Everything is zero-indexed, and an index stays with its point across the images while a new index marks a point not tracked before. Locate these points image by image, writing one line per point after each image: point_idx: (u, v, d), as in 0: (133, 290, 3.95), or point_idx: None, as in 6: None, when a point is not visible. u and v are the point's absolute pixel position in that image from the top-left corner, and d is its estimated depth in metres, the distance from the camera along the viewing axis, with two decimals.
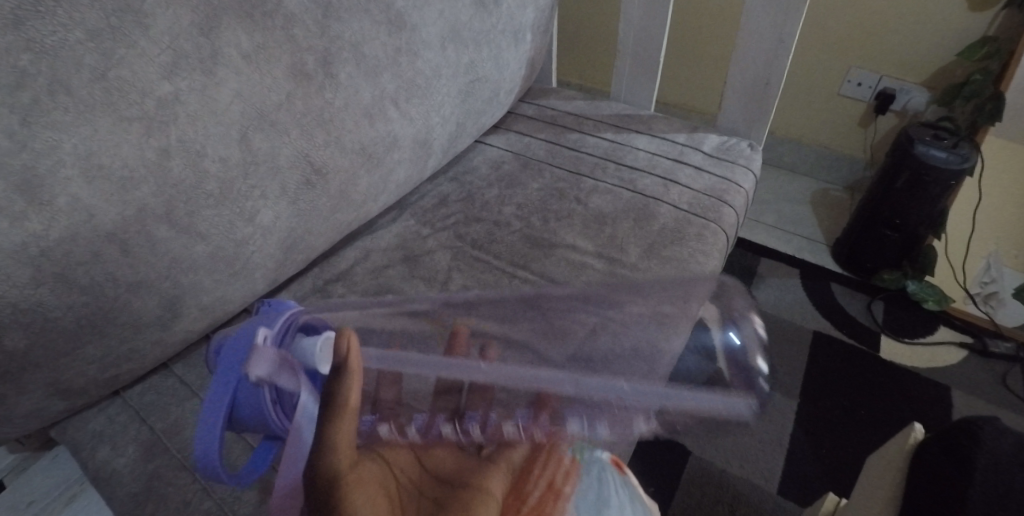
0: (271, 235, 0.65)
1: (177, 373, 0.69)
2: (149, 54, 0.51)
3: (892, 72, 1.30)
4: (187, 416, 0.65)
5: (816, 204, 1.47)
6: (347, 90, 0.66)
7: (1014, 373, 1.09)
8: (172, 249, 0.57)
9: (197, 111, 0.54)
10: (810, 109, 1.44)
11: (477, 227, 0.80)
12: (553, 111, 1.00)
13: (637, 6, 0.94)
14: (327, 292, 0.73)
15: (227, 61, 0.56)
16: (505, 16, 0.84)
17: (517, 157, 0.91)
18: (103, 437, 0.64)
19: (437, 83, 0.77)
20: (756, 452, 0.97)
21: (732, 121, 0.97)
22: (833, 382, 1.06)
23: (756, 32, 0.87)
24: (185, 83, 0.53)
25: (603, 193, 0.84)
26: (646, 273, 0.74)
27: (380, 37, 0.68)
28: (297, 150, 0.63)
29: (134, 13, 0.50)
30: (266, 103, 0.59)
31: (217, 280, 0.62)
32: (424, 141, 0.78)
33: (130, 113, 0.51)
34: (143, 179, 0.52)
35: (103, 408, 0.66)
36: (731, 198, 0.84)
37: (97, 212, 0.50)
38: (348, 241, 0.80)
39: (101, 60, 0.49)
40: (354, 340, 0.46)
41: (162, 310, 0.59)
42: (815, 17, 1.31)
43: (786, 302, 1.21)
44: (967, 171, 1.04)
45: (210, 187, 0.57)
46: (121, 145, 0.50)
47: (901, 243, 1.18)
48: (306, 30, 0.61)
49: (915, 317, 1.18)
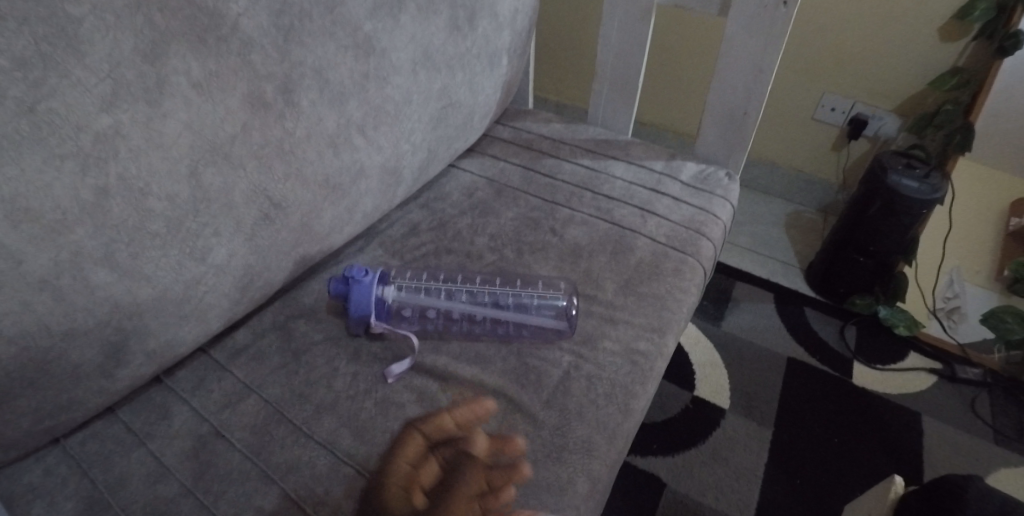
0: (225, 274, 0.60)
1: (123, 419, 0.61)
2: (85, 84, 0.47)
3: (865, 98, 1.31)
4: (132, 468, 0.57)
5: (788, 226, 1.48)
6: (310, 119, 0.62)
7: (981, 398, 1.11)
8: (113, 293, 0.52)
9: (140, 145, 0.50)
10: (785, 132, 1.45)
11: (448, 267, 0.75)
12: (529, 134, 0.98)
13: (615, 29, 0.92)
14: (289, 329, 0.69)
15: (175, 91, 0.52)
16: (480, 39, 0.81)
17: (491, 184, 0.89)
18: (39, 491, 0.56)
19: (408, 109, 0.73)
20: (733, 483, 0.96)
21: (710, 148, 0.96)
22: (808, 409, 1.06)
23: (735, 60, 0.85)
24: (127, 115, 0.49)
25: (579, 224, 0.82)
26: (622, 310, 0.71)
27: (346, 62, 0.64)
28: (255, 184, 0.59)
29: (68, 39, 0.46)
30: (219, 134, 0.55)
31: (166, 323, 0.57)
32: (393, 169, 0.75)
33: (63, 149, 0.46)
34: (78, 219, 0.48)
35: (39, 458, 0.58)
36: (709, 230, 0.82)
37: (26, 257, 0.45)
38: (312, 273, 0.76)
39: (28, 91, 0.44)
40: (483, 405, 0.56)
41: (103, 359, 0.54)
42: (793, 42, 1.31)
43: (760, 327, 1.21)
44: (937, 201, 1.05)
45: (155, 227, 0.53)
46: (52, 186, 0.46)
47: (873, 269, 1.19)
48: (264, 56, 0.57)
49: (887, 343, 1.19)
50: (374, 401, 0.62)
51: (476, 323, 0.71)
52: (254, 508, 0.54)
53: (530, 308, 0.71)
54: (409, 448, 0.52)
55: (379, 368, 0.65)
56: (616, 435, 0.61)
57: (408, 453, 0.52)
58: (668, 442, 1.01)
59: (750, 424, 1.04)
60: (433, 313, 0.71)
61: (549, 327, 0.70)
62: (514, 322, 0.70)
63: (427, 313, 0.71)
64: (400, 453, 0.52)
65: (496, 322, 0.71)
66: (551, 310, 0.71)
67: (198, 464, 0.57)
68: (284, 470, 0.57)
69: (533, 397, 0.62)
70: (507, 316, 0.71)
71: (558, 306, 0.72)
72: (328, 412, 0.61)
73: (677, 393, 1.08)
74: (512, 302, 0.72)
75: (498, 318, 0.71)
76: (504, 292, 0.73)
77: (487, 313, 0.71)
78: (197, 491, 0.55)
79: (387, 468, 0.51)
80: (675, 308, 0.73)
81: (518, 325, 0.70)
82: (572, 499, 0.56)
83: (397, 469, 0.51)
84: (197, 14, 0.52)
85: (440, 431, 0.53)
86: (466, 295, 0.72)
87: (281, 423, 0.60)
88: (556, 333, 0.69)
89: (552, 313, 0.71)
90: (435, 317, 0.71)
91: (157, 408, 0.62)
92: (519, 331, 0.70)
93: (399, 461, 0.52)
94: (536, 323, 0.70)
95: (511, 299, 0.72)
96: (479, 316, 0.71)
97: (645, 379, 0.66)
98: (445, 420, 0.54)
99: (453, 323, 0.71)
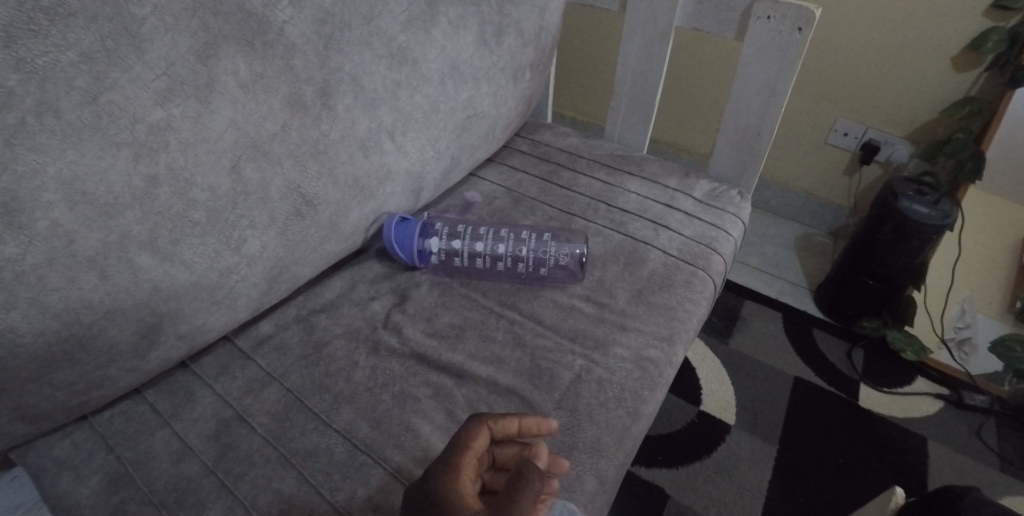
0: (257, 264, 0.63)
1: (149, 400, 0.64)
2: (144, 79, 0.51)
3: (878, 124, 1.34)
4: (157, 447, 0.60)
5: (799, 249, 1.50)
6: (343, 122, 0.65)
7: (988, 426, 1.11)
8: (154, 276, 0.55)
9: (188, 139, 0.54)
10: (798, 155, 1.48)
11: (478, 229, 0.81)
12: (547, 147, 1.01)
13: (634, 50, 0.96)
14: (311, 322, 0.72)
15: (223, 90, 0.55)
16: (506, 55, 0.84)
17: (509, 193, 0.92)
18: (67, 465, 0.58)
19: (435, 117, 0.77)
20: (736, 498, 0.97)
21: (723, 167, 0.98)
22: (814, 429, 1.07)
23: (750, 84, 0.88)
24: (178, 110, 0.53)
25: (594, 235, 0.84)
26: (633, 318, 0.74)
27: (380, 70, 0.67)
28: (289, 181, 0.62)
29: (130, 37, 0.50)
30: (261, 133, 0.59)
31: (199, 309, 0.60)
32: (418, 174, 0.78)
33: (120, 138, 0.50)
34: (128, 205, 0.51)
35: (68, 433, 0.61)
36: (719, 245, 0.85)
37: (78, 237, 0.49)
38: (334, 270, 0.79)
39: (93, 83, 0.48)
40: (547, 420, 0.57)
41: (139, 338, 0.56)
42: (807, 67, 1.36)
43: (767, 346, 1.22)
44: (947, 227, 1.07)
45: (196, 216, 0.56)
46: (107, 171, 0.50)
47: (881, 292, 1.20)
48: (306, 61, 0.61)
49: (894, 367, 1.20)
50: (391, 394, 0.64)
51: (499, 270, 0.79)
52: (274, 490, 0.56)
53: (549, 248, 0.80)
54: (478, 440, 0.52)
55: (396, 364, 0.67)
56: (624, 438, 0.62)
57: (480, 446, 0.52)
58: (672, 455, 1.02)
59: (756, 441, 1.05)
60: (459, 247, 0.80)
61: (565, 267, 0.80)
62: (535, 259, 0.80)
63: (454, 244, 0.80)
64: (472, 442, 0.51)
65: (516, 267, 0.79)
66: (567, 252, 0.80)
67: (219, 446, 0.60)
68: (303, 456, 0.59)
69: (544, 397, 0.64)
70: (528, 251, 0.80)
71: (573, 260, 0.80)
72: (346, 403, 0.63)
73: (683, 407, 1.10)
74: (532, 243, 0.80)
75: (519, 269, 0.80)
76: (525, 241, 0.81)
77: (510, 264, 0.79)
78: (218, 471, 0.58)
79: (456, 455, 0.50)
80: (685, 318, 0.75)
81: (536, 267, 0.80)
82: (580, 496, 0.57)
83: (468, 459, 0.50)
84: (247, 20, 0.57)
85: (505, 432, 0.54)
86: (496, 249, 0.79)
87: (301, 410, 0.63)
88: (572, 284, 0.78)
89: (568, 262, 0.80)
90: (461, 254, 0.79)
91: (182, 391, 0.64)
92: (538, 268, 0.80)
93: (470, 452, 0.51)
94: (554, 259, 0.80)
95: (533, 253, 0.80)
96: (503, 246, 0.80)
97: (653, 386, 0.67)
98: (513, 424, 0.55)
99: (478, 260, 0.79)
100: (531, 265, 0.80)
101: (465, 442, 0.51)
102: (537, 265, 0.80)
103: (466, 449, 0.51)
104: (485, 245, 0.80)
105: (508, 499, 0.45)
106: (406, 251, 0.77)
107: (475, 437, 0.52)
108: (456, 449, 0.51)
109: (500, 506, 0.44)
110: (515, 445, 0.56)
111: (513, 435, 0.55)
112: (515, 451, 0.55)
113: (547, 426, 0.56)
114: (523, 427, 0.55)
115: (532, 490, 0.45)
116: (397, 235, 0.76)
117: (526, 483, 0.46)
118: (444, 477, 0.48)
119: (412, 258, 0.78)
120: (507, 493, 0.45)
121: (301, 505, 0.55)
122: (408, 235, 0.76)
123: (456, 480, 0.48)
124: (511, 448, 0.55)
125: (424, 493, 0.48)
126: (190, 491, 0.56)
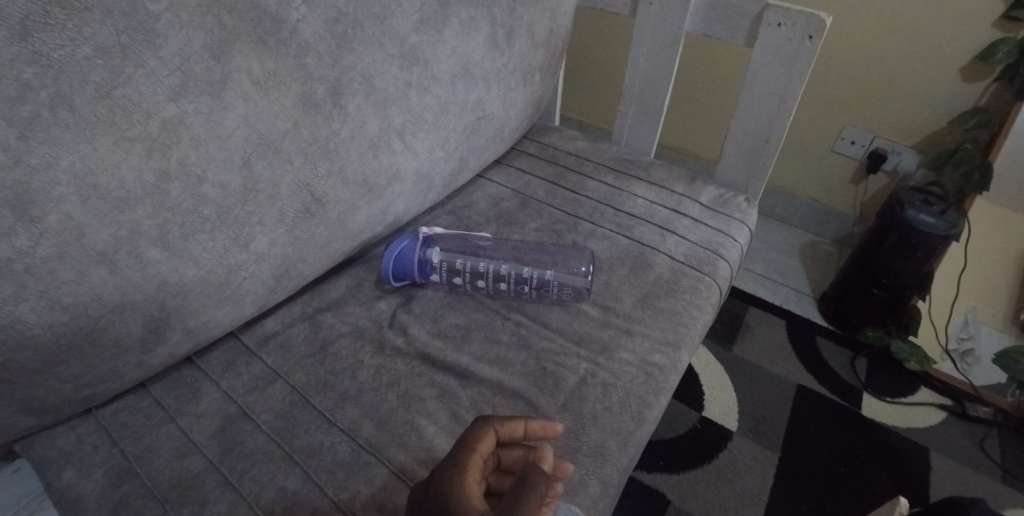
0: (265, 261, 0.63)
1: (154, 394, 0.64)
2: (157, 75, 0.51)
3: (885, 132, 1.34)
4: (161, 441, 0.60)
5: (804, 257, 1.50)
6: (355, 122, 0.66)
7: (991, 438, 1.10)
8: (163, 271, 0.55)
9: (200, 135, 0.54)
10: (804, 163, 1.48)
11: (483, 254, 0.79)
12: (556, 150, 1.02)
13: (644, 55, 0.96)
14: (317, 320, 0.72)
15: (236, 86, 0.56)
16: (516, 57, 0.84)
17: (516, 195, 0.92)
18: (71, 457, 0.59)
19: (444, 119, 0.77)
20: (738, 504, 0.97)
21: (731, 174, 0.98)
22: (815, 438, 1.07)
23: (759, 91, 0.88)
24: (192, 106, 0.53)
25: (600, 238, 0.85)
26: (639, 323, 0.74)
27: (391, 70, 0.68)
28: (300, 179, 0.63)
29: (145, 32, 0.50)
30: (272, 130, 0.59)
31: (206, 304, 0.60)
32: (426, 175, 0.78)
33: (133, 133, 0.50)
34: (139, 199, 0.52)
35: (72, 426, 0.61)
36: (726, 252, 0.84)
37: (89, 231, 0.49)
38: (341, 269, 0.79)
39: (108, 77, 0.49)
40: (553, 425, 0.57)
41: (147, 332, 0.57)
42: (815, 75, 1.36)
43: (770, 353, 1.22)
44: (953, 237, 1.07)
45: (207, 212, 0.56)
46: (119, 165, 0.50)
47: (886, 302, 1.20)
48: (318, 59, 0.61)
49: (897, 376, 1.20)
50: (396, 394, 0.64)
51: (500, 293, 0.77)
52: (278, 487, 0.56)
53: (550, 285, 0.76)
54: (485, 442, 0.52)
55: (401, 364, 0.67)
56: (629, 442, 0.62)
57: (486, 448, 0.52)
58: (674, 460, 1.02)
59: (757, 448, 1.05)
60: (462, 269, 0.77)
61: (566, 302, 0.76)
62: (535, 291, 0.76)
63: (457, 265, 0.77)
64: (479, 444, 0.51)
65: (519, 292, 0.77)
66: (571, 289, 0.76)
67: (224, 442, 0.60)
68: (307, 454, 0.59)
69: (550, 400, 0.64)
70: (531, 277, 0.76)
71: (578, 283, 0.77)
72: (351, 402, 0.63)
73: (685, 413, 1.10)
74: (536, 273, 0.77)
75: (520, 295, 0.77)
76: (529, 266, 0.78)
77: (511, 288, 0.76)
78: (222, 467, 0.58)
79: (462, 456, 0.50)
80: (690, 324, 0.75)
81: (539, 293, 0.76)
82: (584, 499, 0.57)
83: (475, 460, 0.50)
84: (262, 18, 0.57)
85: (512, 435, 0.54)
86: (496, 273, 0.77)
87: (305, 408, 0.63)
88: (574, 303, 0.76)
89: (571, 293, 0.76)
90: (463, 274, 0.77)
91: (187, 386, 0.64)
92: (537, 299, 0.76)
93: (477, 453, 0.51)
94: (556, 294, 0.76)
95: (535, 276, 0.77)
96: (505, 283, 0.76)
97: (658, 391, 0.67)
98: (519, 427, 0.55)
99: (480, 282, 0.76)
100: (532, 291, 0.76)
101: (471, 443, 0.51)
102: (539, 290, 0.76)
103: (471, 451, 0.50)
104: (487, 270, 0.77)
105: (513, 501, 0.45)
106: (407, 267, 0.75)
107: (481, 439, 0.52)
108: (462, 451, 0.51)
109: (504, 508, 0.44)
110: (518, 449, 0.55)
111: (518, 439, 0.55)
112: (519, 454, 0.55)
113: (552, 429, 0.56)
114: (528, 430, 0.55)
115: (537, 493, 0.45)
116: (399, 251, 0.75)
117: (533, 486, 0.46)
118: (452, 476, 0.48)
119: (413, 275, 0.76)
120: (511, 497, 0.45)
121: (305, 503, 0.55)
122: (409, 251, 0.75)
123: (462, 481, 0.48)
124: (516, 452, 0.55)
125: (430, 494, 0.48)
126: (193, 487, 0.56)
